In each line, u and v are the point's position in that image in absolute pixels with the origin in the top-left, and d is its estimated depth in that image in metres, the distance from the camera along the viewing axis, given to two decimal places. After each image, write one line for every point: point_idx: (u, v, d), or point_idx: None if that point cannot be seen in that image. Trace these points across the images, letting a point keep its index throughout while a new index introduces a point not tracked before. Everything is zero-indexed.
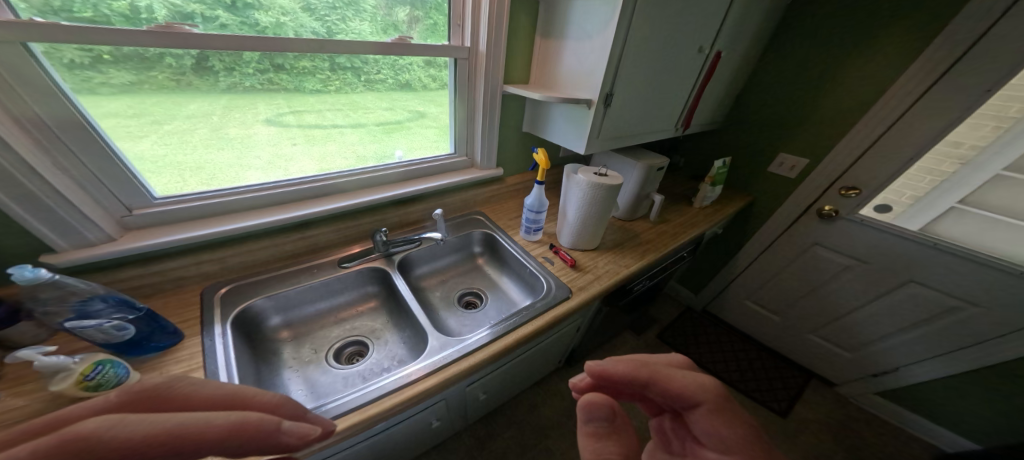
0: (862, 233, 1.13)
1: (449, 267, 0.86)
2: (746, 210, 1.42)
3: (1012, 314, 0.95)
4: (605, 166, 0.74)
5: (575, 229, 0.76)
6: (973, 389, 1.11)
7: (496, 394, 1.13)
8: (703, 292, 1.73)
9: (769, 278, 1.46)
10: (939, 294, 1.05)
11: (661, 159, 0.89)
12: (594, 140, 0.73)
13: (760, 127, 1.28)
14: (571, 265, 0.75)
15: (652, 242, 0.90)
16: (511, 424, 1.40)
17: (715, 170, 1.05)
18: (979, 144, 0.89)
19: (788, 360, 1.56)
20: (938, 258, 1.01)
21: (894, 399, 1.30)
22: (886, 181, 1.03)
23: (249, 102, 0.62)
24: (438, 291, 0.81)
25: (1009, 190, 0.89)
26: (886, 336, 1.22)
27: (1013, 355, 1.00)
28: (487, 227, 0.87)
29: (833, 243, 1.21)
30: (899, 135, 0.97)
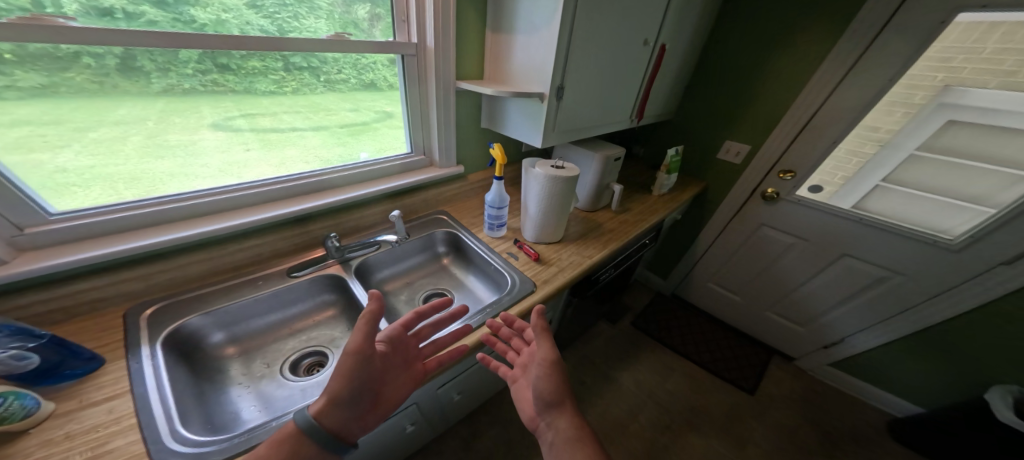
0: (797, 213, 1.23)
1: (413, 269, 0.84)
2: (705, 198, 1.48)
3: (927, 279, 1.07)
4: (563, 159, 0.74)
5: (538, 223, 0.77)
6: (906, 351, 1.23)
7: (474, 393, 1.12)
8: (671, 277, 1.81)
9: (727, 260, 1.54)
10: (872, 266, 1.15)
11: (618, 149, 0.91)
12: (550, 133, 0.74)
13: (707, 116, 1.34)
14: (535, 258, 0.76)
15: (614, 230, 0.93)
16: (494, 422, 1.38)
17: (669, 159, 1.09)
18: (894, 128, 0.99)
19: (753, 338, 1.65)
20: (867, 233, 1.11)
21: (844, 368, 1.42)
22: (817, 161, 1.12)
23: (191, 105, 0.57)
24: (401, 294, 0.79)
25: (919, 168, 0.99)
26: (831, 308, 1.32)
27: (937, 318, 1.11)
28: (450, 226, 0.85)
29: (778, 223, 1.30)
30: (822, 123, 1.07)
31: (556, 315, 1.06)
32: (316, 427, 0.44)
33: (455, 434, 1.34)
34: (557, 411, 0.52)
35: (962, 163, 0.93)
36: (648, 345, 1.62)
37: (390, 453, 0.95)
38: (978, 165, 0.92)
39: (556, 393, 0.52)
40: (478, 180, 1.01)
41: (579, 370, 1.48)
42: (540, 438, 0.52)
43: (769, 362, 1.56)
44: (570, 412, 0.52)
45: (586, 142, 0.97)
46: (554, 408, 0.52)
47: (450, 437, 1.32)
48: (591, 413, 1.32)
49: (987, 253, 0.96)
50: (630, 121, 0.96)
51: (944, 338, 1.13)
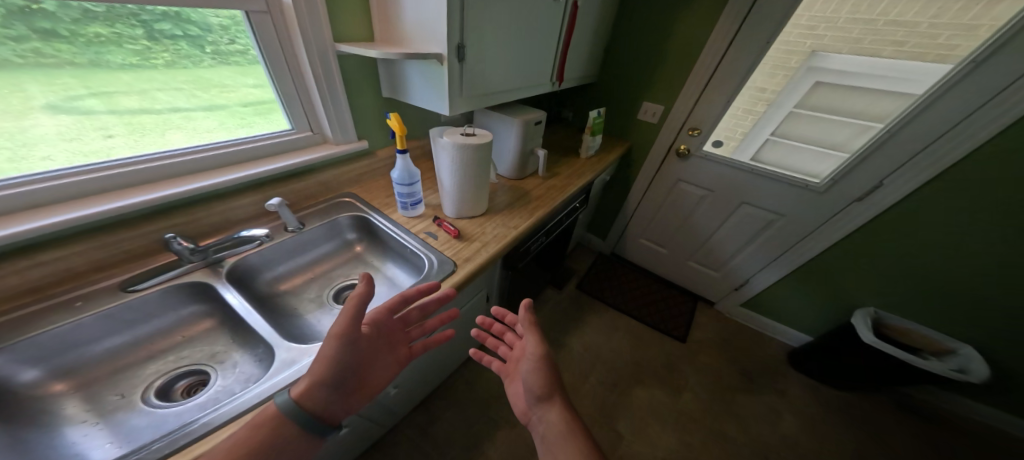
0: (706, 167, 1.38)
1: (318, 262, 0.74)
2: (628, 160, 1.60)
3: (803, 219, 1.27)
4: (472, 125, 0.71)
5: (456, 196, 0.73)
6: (794, 285, 1.44)
7: (419, 382, 1.06)
8: (609, 235, 1.92)
9: (653, 216, 1.68)
10: (763, 211, 1.34)
11: (538, 114, 0.92)
12: (457, 100, 0.68)
13: (625, 80, 1.40)
14: (456, 235, 0.72)
15: (541, 197, 0.93)
16: (450, 405, 1.32)
17: (592, 121, 1.19)
18: (777, 88, 1.12)
19: (681, 288, 1.83)
20: (759, 182, 1.29)
21: (751, 307, 1.64)
22: (715, 121, 1.27)
23: (10, 80, 0.46)
24: (303, 292, 0.70)
25: (798, 124, 1.14)
26: (736, 252, 1.51)
27: (813, 253, 1.31)
28: (357, 209, 0.77)
29: (690, 178, 1.45)
30: (721, 84, 1.19)
31: (493, 290, 1.04)
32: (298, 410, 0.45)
33: (407, 428, 1.24)
34: (550, 408, 0.55)
35: (825, 117, 1.09)
36: (591, 307, 1.70)
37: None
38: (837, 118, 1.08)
39: (545, 388, 0.57)
40: (386, 157, 0.91)
41: None
42: (533, 429, 0.57)
43: (695, 307, 1.76)
44: (560, 407, 0.56)
45: (505, 108, 0.94)
46: (544, 401, 0.56)
47: (407, 426, 1.24)
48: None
49: (847, 188, 1.14)
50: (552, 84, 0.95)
51: (820, 272, 1.35)
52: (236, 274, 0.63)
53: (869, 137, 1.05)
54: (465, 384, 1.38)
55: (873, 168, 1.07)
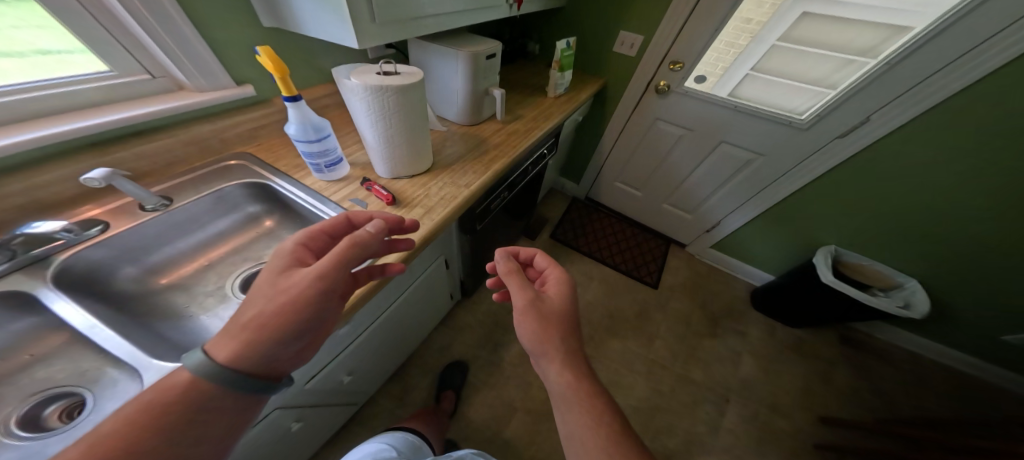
0: (684, 105, 1.28)
1: (209, 249, 0.62)
2: (602, 97, 1.47)
3: (779, 158, 1.22)
4: (392, 63, 0.56)
5: (386, 154, 0.62)
6: (764, 225, 1.45)
7: (384, 362, 0.92)
8: (584, 180, 1.82)
9: (629, 158, 1.59)
10: (742, 151, 1.28)
11: (493, 44, 0.80)
12: (367, 27, 0.51)
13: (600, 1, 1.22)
14: (390, 202, 0.62)
15: (500, 145, 0.85)
16: (426, 372, 1.21)
17: (560, 53, 1.04)
18: (763, 19, 1.02)
19: (654, 230, 1.81)
20: (741, 119, 1.20)
21: (720, 249, 1.66)
22: (699, 55, 1.14)
23: None
24: (193, 288, 0.58)
25: (780, 58, 1.06)
26: (709, 196, 1.48)
27: (787, 193, 1.29)
28: (254, 175, 0.63)
29: (669, 116, 1.35)
30: (706, 12, 1.05)
31: (455, 254, 0.94)
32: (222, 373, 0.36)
33: (379, 408, 1.12)
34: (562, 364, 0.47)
35: (808, 50, 1.01)
36: (566, 258, 1.62)
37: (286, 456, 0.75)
38: (817, 51, 1.00)
39: (538, 341, 0.49)
40: None
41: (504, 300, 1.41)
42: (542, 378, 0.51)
43: (667, 252, 1.74)
44: (561, 359, 0.47)
45: (449, 39, 0.79)
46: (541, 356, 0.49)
47: (380, 399, 1.13)
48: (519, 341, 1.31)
49: (835, 124, 1.06)
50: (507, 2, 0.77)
51: (791, 213, 1.34)
52: (79, 275, 0.50)
53: (855, 71, 0.98)
54: (439, 347, 1.27)
55: (863, 103, 0.99)
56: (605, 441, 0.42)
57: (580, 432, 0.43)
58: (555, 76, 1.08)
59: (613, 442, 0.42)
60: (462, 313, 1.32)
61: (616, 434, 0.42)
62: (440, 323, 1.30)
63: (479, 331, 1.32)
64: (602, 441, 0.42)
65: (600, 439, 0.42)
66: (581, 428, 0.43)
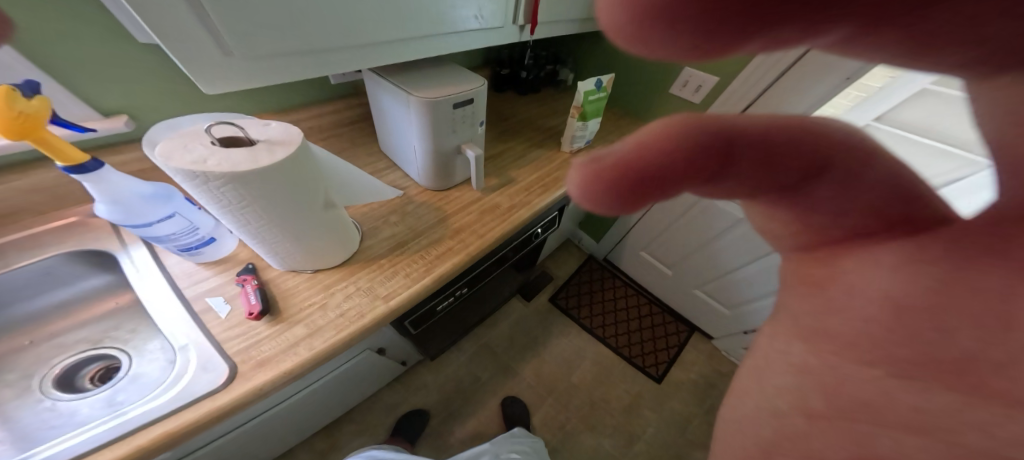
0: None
1: (38, 324, 0.52)
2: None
3: None
4: (245, 126, 0.37)
5: (266, 247, 0.43)
6: None
7: (278, 441, 0.75)
8: (604, 241, 1.56)
9: (664, 229, 1.31)
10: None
11: (470, 86, 0.57)
12: (226, 59, 0.38)
13: None
14: (256, 316, 0.43)
15: (463, 231, 0.62)
16: (361, 430, 1.03)
17: (581, 96, 0.77)
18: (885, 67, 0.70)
19: (676, 311, 1.50)
20: None
21: None
22: None
23: None
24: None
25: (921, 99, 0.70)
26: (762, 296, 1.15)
27: None
28: (84, 239, 0.49)
29: None
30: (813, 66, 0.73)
31: (392, 340, 0.75)
32: None
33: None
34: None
35: None
36: (560, 326, 1.38)
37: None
38: None
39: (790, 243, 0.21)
40: None
41: (475, 364, 1.22)
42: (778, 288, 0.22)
43: (687, 342, 1.42)
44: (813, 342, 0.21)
45: (416, 74, 0.59)
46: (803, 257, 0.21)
47: (303, 450, 0.97)
48: (476, 418, 1.11)
49: None
50: (467, 32, 0.61)
51: None
52: None
53: None
54: (384, 405, 1.08)
55: None
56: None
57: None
58: (570, 127, 0.83)
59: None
60: (424, 369, 1.18)
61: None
62: (395, 379, 1.12)
63: (433, 395, 1.12)
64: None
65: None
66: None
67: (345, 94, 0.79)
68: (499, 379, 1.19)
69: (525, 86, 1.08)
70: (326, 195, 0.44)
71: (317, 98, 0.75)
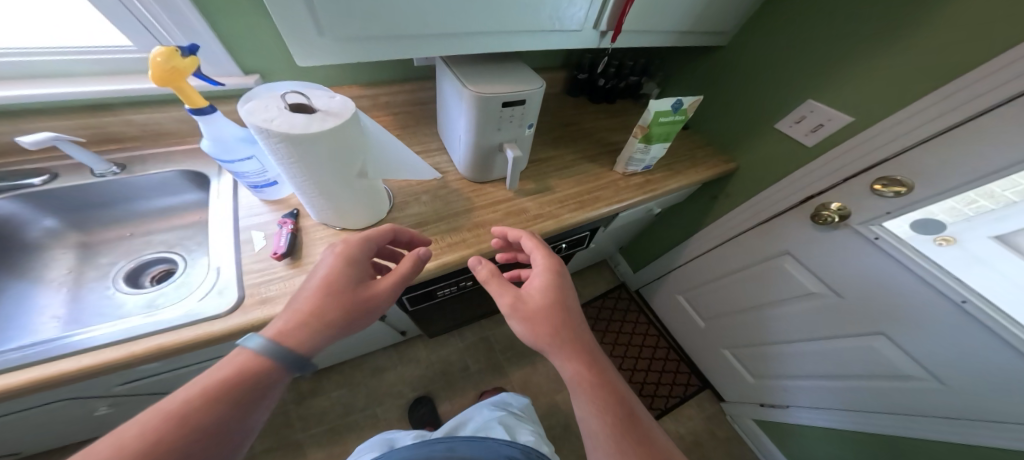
0: (845, 251, 0.78)
1: (141, 221, 0.63)
2: (715, 190, 1.07)
3: (958, 401, 0.71)
4: (309, 96, 0.42)
5: (311, 201, 0.49)
6: (846, 444, 0.98)
7: None
8: (642, 272, 1.49)
9: (711, 280, 1.19)
10: (906, 359, 0.76)
11: (524, 87, 0.58)
12: (318, 40, 0.42)
13: (757, 75, 0.86)
14: (279, 256, 0.49)
15: (482, 227, 0.63)
16: (342, 385, 1.09)
17: (648, 116, 0.72)
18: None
19: (696, 366, 1.41)
20: (953, 328, 0.66)
21: (764, 429, 1.21)
22: (925, 199, 0.63)
23: None
24: (93, 256, 0.60)
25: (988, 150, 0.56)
26: (801, 376, 1.02)
27: (925, 433, 0.79)
28: (189, 163, 0.59)
29: (807, 257, 0.86)
30: (973, 135, 0.55)
31: (395, 308, 0.81)
32: (282, 349, 0.38)
33: (292, 390, 1.07)
34: (352, 291, 0.42)
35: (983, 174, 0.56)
36: None
37: (72, 430, 0.71)
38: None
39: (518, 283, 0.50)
40: None
41: (470, 354, 1.24)
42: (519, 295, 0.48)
43: (691, 397, 1.36)
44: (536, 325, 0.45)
45: (479, 69, 0.60)
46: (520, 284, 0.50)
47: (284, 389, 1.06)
48: (451, 402, 1.12)
49: None
50: (542, 33, 0.60)
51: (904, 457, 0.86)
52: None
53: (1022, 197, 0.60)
54: (373, 367, 1.15)
55: None
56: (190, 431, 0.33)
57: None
58: (630, 146, 0.77)
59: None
60: (421, 344, 1.22)
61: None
62: (393, 345, 1.19)
63: (425, 371, 1.17)
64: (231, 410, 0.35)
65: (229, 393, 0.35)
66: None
67: (420, 76, 0.83)
68: (489, 378, 1.20)
69: (598, 95, 1.07)
70: (363, 166, 0.48)
71: (401, 77, 0.81)
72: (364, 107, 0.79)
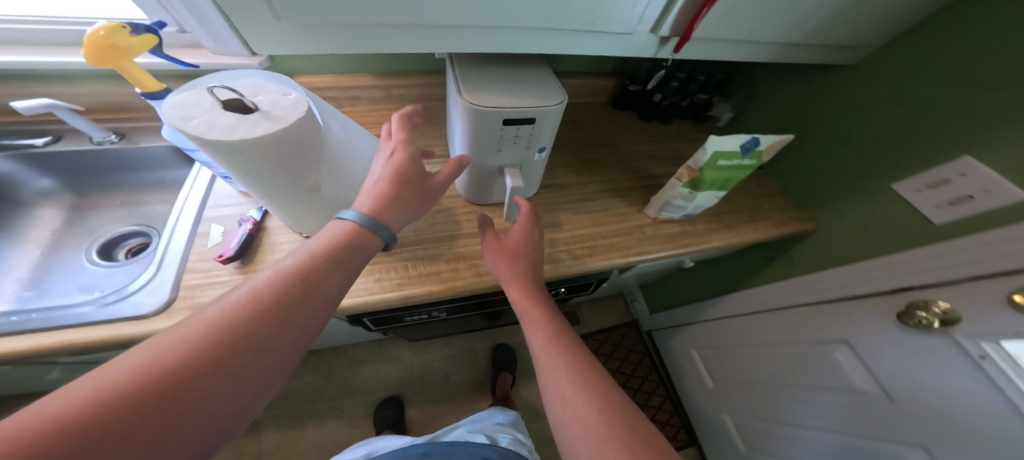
0: (926, 361, 0.57)
1: (130, 190, 0.64)
2: (770, 248, 0.87)
3: None
4: (252, 93, 0.35)
5: (280, 210, 0.44)
6: None
7: None
8: (658, 315, 1.33)
9: (733, 347, 1.01)
10: None
11: (536, 103, 0.47)
12: (274, 25, 0.40)
13: (876, 121, 0.66)
14: (224, 260, 0.43)
15: (464, 259, 0.55)
16: (319, 369, 1.10)
17: (703, 157, 0.57)
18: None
19: (691, 426, 1.27)
20: None
21: None
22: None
23: None
24: (83, 218, 0.62)
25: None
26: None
27: None
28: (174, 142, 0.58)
29: (870, 357, 0.66)
30: None
31: None
32: (373, 221, 0.40)
33: None
34: (422, 177, 0.44)
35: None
36: None
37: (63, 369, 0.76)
38: None
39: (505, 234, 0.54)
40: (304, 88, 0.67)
41: (452, 364, 1.19)
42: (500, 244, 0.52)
43: None
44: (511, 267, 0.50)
45: (490, 76, 0.51)
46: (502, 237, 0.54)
47: None
48: (419, 410, 1.09)
49: None
50: (578, 30, 0.53)
51: None
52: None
53: None
54: (353, 357, 1.14)
55: None
56: (247, 325, 0.30)
57: (154, 420, 0.25)
58: (669, 188, 0.62)
59: (173, 395, 0.26)
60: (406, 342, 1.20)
61: (242, 349, 0.29)
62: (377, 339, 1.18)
63: (404, 370, 1.14)
64: (283, 301, 0.33)
65: (274, 286, 0.33)
66: (240, 373, 0.29)
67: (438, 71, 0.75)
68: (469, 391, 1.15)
69: (647, 113, 0.91)
70: (318, 177, 0.41)
71: (417, 70, 0.73)
72: (377, 99, 0.73)
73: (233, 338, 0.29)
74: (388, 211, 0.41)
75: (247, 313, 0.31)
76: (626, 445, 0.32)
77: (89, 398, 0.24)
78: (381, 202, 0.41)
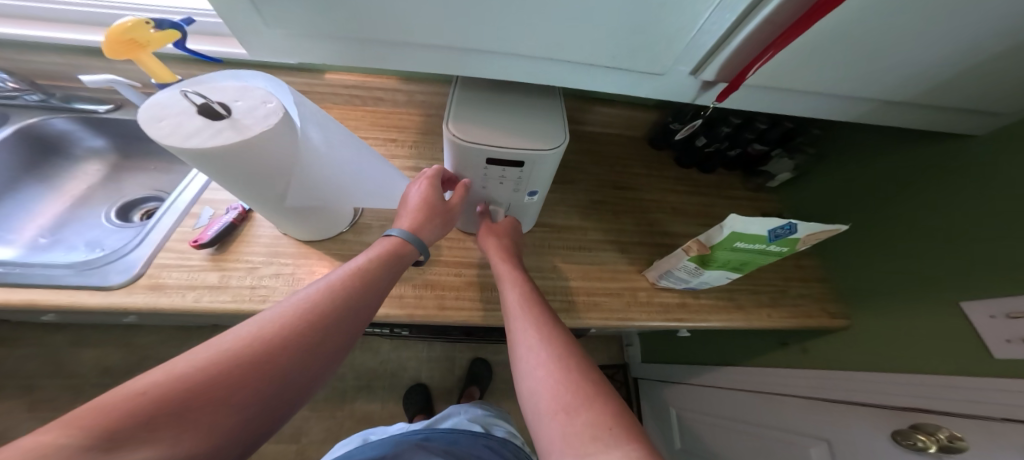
0: None
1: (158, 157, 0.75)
2: (782, 332, 0.77)
3: None
4: (233, 99, 0.37)
5: (263, 211, 0.46)
6: None
7: None
8: (652, 366, 1.24)
9: (710, 425, 0.92)
10: None
11: (529, 144, 0.44)
12: (274, 31, 0.40)
13: (960, 224, 0.53)
14: (197, 245, 0.47)
15: (432, 287, 0.54)
16: None
17: (710, 236, 0.48)
18: None
19: None
20: None
21: None
22: None
23: None
24: (119, 177, 0.75)
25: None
26: None
27: None
28: None
29: None
30: None
31: None
32: (410, 236, 0.44)
33: None
34: (434, 202, 0.47)
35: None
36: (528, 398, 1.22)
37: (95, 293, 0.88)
38: None
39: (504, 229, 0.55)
40: (331, 83, 0.69)
41: (429, 364, 1.20)
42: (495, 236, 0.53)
43: None
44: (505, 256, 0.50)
45: (491, 106, 0.48)
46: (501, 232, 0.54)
47: None
48: (384, 399, 1.12)
49: None
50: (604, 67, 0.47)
51: None
52: (54, 134, 0.71)
53: None
54: None
55: None
56: (319, 312, 0.33)
57: (240, 394, 0.27)
58: (676, 258, 0.55)
59: (253, 377, 0.28)
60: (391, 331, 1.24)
61: (313, 336, 0.32)
62: None
63: (383, 357, 1.18)
64: (348, 296, 0.36)
65: (344, 282, 0.37)
66: (312, 359, 0.32)
67: None
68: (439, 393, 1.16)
69: (684, 158, 0.82)
70: (287, 185, 0.42)
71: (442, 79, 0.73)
72: (399, 102, 0.73)
73: (304, 329, 0.32)
74: (426, 226, 0.46)
75: (318, 309, 0.34)
76: (588, 396, 0.31)
77: (197, 366, 0.26)
78: (420, 220, 0.45)
